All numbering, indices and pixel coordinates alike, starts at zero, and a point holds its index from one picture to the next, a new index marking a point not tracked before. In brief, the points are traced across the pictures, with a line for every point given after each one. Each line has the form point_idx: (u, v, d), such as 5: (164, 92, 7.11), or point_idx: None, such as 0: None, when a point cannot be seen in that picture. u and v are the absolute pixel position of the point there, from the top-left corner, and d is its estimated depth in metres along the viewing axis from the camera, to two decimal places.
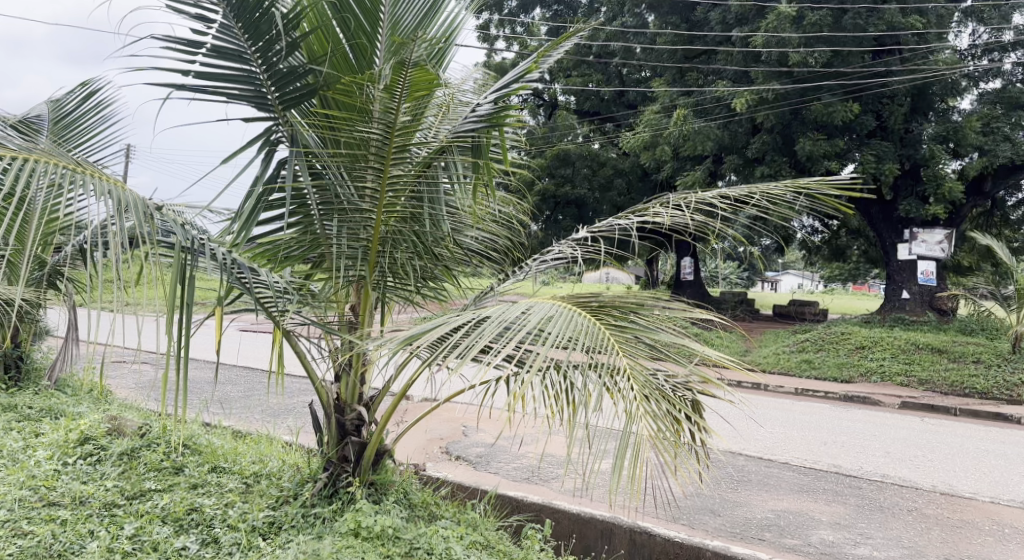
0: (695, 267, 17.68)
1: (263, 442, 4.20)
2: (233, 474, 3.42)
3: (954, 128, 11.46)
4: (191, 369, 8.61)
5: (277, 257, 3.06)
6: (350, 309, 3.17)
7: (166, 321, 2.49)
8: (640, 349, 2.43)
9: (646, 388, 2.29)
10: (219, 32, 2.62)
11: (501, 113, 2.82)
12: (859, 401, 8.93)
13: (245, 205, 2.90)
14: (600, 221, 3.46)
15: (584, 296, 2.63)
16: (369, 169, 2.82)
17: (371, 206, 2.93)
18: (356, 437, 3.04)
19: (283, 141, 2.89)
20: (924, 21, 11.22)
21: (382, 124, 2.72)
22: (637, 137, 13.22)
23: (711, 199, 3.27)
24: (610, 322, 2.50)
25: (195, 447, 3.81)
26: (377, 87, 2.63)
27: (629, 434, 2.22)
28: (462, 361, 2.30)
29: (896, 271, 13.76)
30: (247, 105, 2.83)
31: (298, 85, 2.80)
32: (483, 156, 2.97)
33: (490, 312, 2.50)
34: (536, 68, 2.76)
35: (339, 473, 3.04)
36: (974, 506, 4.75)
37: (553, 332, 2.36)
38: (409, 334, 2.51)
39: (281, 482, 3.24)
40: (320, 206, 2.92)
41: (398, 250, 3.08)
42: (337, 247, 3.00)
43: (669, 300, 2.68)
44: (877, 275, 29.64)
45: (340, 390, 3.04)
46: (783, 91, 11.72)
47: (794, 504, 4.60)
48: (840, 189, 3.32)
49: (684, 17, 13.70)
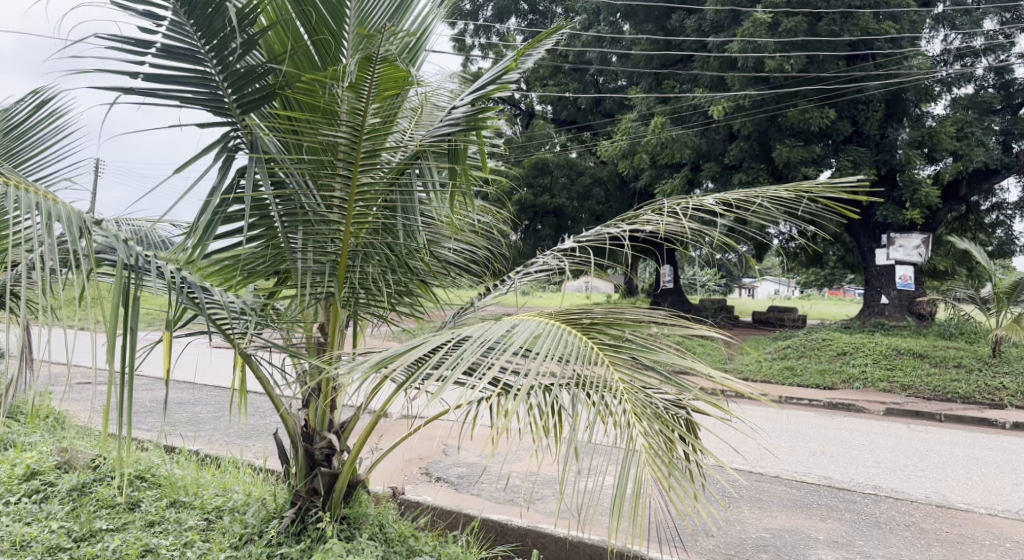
0: (674, 275, 17.67)
1: (229, 471, 3.92)
2: (194, 508, 3.15)
3: (929, 133, 11.49)
4: (160, 389, 8.31)
5: (238, 275, 2.79)
6: (318, 329, 2.93)
7: (107, 343, 2.11)
8: (635, 371, 2.21)
9: (644, 414, 2.06)
10: (169, 30, 2.41)
11: (478, 115, 2.62)
12: (844, 408, 8.84)
13: (201, 218, 2.65)
14: (588, 230, 3.26)
15: (574, 312, 2.41)
16: (338, 174, 2.57)
17: (339, 217, 2.69)
18: (326, 468, 2.79)
19: (242, 147, 2.65)
20: (897, 27, 11.29)
21: (350, 127, 2.47)
22: (614, 145, 13.11)
23: (709, 206, 3.08)
24: (603, 342, 2.28)
25: (154, 480, 3.52)
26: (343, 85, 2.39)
27: (627, 469, 1.97)
28: (443, 385, 2.07)
29: (874, 276, 13.76)
30: (203, 110, 2.60)
31: (257, 86, 2.58)
32: (460, 162, 2.76)
33: (470, 331, 2.28)
34: (515, 66, 2.56)
35: (307, 507, 2.80)
36: (972, 518, 4.61)
37: (542, 352, 2.14)
38: (382, 358, 2.26)
39: (245, 517, 2.96)
40: (284, 218, 2.68)
41: (368, 264, 2.84)
42: (302, 263, 2.74)
43: (666, 315, 2.47)
44: (854, 282, 29.77)
45: (309, 416, 2.80)
46: (759, 98, 11.65)
47: (789, 521, 4.43)
48: (845, 193, 3.14)
49: (660, 25, 13.58)
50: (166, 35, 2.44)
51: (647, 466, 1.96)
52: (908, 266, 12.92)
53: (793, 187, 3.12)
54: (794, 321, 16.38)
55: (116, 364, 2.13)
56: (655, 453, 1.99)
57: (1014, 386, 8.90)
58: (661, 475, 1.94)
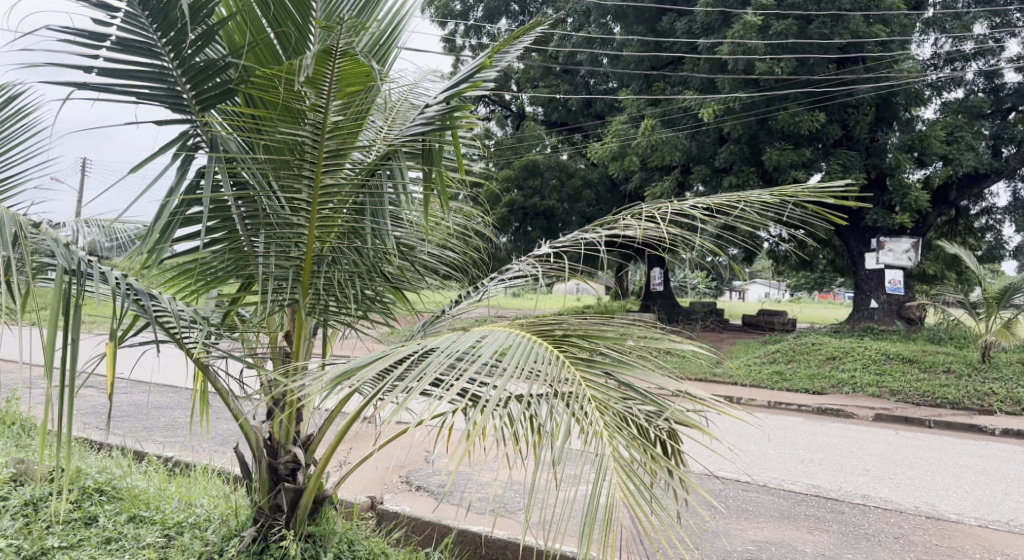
0: (664, 278, 17.64)
1: (197, 482, 3.76)
2: (154, 524, 3.01)
3: (919, 137, 11.44)
4: (141, 393, 8.17)
5: (198, 280, 2.65)
6: (284, 338, 2.80)
7: (47, 337, 1.96)
8: (609, 387, 2.08)
9: (619, 433, 1.92)
10: (123, 21, 2.29)
11: (451, 114, 2.50)
12: (832, 413, 8.76)
13: (156, 219, 2.50)
14: (565, 234, 3.14)
15: (547, 324, 2.28)
16: (302, 174, 2.43)
17: (303, 220, 2.56)
18: (290, 484, 2.67)
19: (201, 146, 2.52)
20: (888, 31, 11.25)
21: (312, 125, 2.34)
22: (605, 148, 13.01)
23: (689, 209, 2.95)
24: (575, 356, 2.15)
25: (115, 493, 3.37)
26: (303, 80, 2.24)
27: (598, 492, 1.83)
28: (405, 400, 1.94)
29: (863, 280, 13.71)
30: (160, 107, 2.47)
31: (217, 82, 2.47)
32: (434, 164, 2.64)
33: (437, 342, 2.14)
34: (489, 63, 2.43)
35: (270, 524, 2.67)
36: (962, 530, 4.52)
37: (512, 365, 2.01)
38: (342, 370, 2.13)
39: (205, 535, 2.82)
40: (245, 221, 2.55)
41: (336, 269, 2.70)
42: (264, 269, 2.60)
43: (645, 328, 2.36)
44: (843, 284, 29.68)
45: (273, 429, 2.67)
46: (749, 101, 11.60)
47: (775, 533, 4.33)
48: (832, 197, 3.01)
49: (650, 27, 13.46)
50: (119, 27, 2.32)
51: (619, 489, 1.82)
52: (897, 271, 12.88)
53: (778, 191, 3.00)
54: (784, 324, 16.33)
55: (55, 362, 1.97)
56: (629, 474, 1.85)
57: (1003, 392, 8.84)
58: (634, 499, 1.80)
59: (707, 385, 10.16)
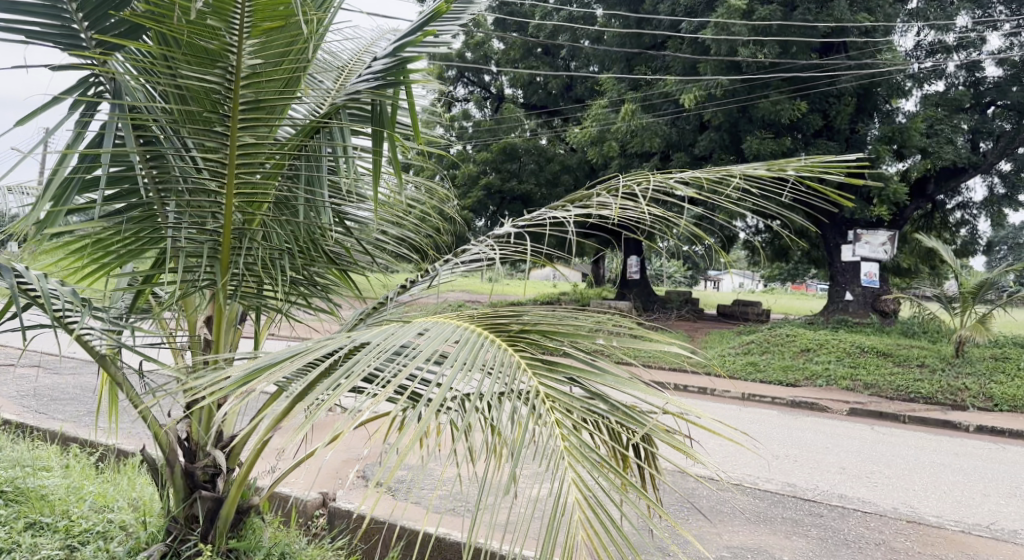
0: (640, 266, 17.44)
1: (121, 480, 3.38)
2: (55, 532, 2.65)
3: (900, 129, 11.14)
4: (91, 375, 7.74)
5: (102, 255, 2.26)
6: (204, 324, 2.45)
7: None
8: (576, 397, 1.70)
9: (584, 454, 1.56)
10: None
11: (400, 68, 2.20)
12: (806, 407, 8.60)
13: (48, 181, 2.13)
14: (531, 212, 2.77)
15: (502, 316, 1.94)
16: (214, 130, 2.05)
17: (222, 186, 2.17)
18: (209, 491, 2.33)
19: (106, 95, 2.17)
20: (873, 19, 11.07)
21: (222, 70, 1.96)
22: (584, 132, 12.65)
23: (672, 183, 2.57)
24: (534, 354, 1.79)
25: (20, 495, 3.00)
26: (208, 10, 1.85)
27: (554, 527, 1.48)
28: (324, 404, 1.59)
29: (839, 273, 13.55)
30: (53, 46, 2.11)
31: (119, 18, 2.11)
32: (384, 126, 2.31)
33: (370, 335, 1.78)
34: (446, 9, 2.11)
35: (185, 536, 2.33)
36: (945, 537, 4.30)
37: (458, 365, 1.64)
38: (254, 367, 1.75)
39: (110, 547, 2.45)
40: (153, 186, 2.19)
41: (262, 246, 2.31)
42: (174, 243, 2.22)
43: (620, 322, 2.03)
44: (814, 275, 29.80)
45: (189, 429, 2.34)
46: (731, 87, 11.38)
47: (752, 539, 4.07)
48: (843, 171, 2.62)
49: (632, 9, 13.17)
50: None
51: (582, 526, 1.47)
52: (874, 263, 12.64)
53: (774, 165, 2.63)
54: (758, 314, 16.17)
55: None
56: (594, 507, 1.49)
57: (976, 388, 8.70)
58: (598, 539, 1.45)
59: (681, 376, 9.93)
